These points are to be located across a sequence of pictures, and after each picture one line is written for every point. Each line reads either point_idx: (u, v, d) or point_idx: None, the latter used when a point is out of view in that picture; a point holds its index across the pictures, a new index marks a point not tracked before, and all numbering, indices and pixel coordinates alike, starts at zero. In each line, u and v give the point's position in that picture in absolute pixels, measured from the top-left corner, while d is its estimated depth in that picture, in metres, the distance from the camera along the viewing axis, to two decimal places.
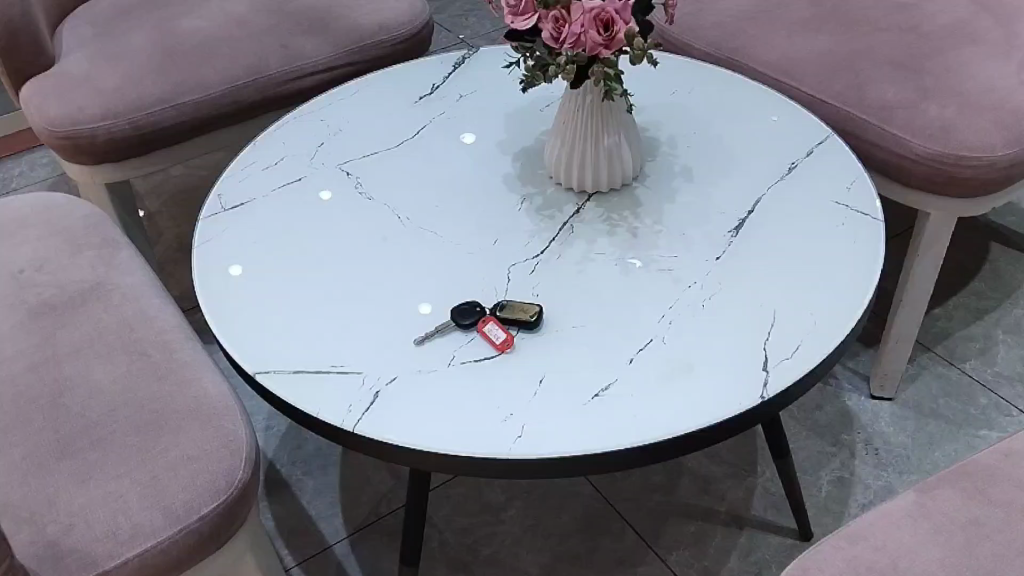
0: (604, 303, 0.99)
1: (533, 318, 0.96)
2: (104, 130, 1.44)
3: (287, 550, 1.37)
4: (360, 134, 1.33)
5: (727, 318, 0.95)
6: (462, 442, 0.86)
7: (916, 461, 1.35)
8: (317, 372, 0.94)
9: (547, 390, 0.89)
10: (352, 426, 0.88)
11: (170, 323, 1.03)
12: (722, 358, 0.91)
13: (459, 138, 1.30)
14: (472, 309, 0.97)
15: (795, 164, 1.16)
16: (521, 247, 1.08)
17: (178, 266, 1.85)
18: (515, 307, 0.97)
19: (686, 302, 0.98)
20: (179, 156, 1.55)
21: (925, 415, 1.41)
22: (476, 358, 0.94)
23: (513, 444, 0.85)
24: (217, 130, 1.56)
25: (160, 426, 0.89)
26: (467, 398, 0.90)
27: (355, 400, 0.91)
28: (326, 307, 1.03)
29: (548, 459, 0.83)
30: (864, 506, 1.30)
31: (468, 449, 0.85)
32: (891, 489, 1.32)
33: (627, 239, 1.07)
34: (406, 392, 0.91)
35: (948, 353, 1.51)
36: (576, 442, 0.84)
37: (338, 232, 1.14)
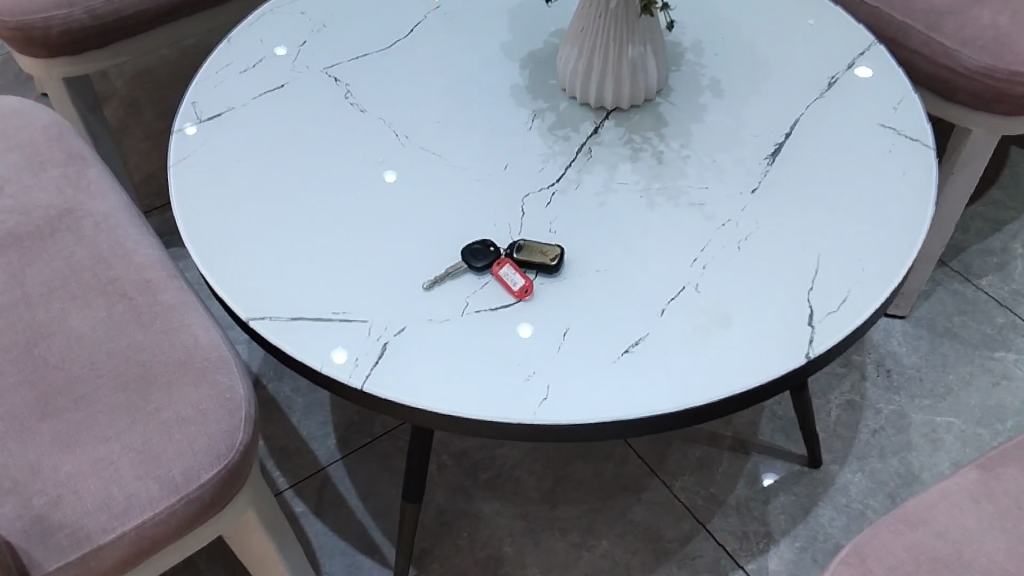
0: (630, 242, 0.91)
1: (555, 261, 0.88)
2: (59, 20, 1.29)
3: (277, 471, 1.32)
4: (350, 30, 1.20)
5: (766, 262, 0.88)
6: (480, 405, 0.79)
7: (929, 384, 1.32)
8: (318, 319, 0.87)
9: (572, 345, 0.83)
10: (360, 383, 0.81)
11: (152, 259, 0.93)
12: (761, 309, 0.84)
13: (460, 37, 1.18)
14: (488, 251, 0.89)
15: (836, 79, 1.06)
16: (535, 176, 0.99)
17: (146, 160, 1.73)
18: (533, 248, 0.89)
19: (720, 241, 0.90)
20: (144, 46, 1.41)
21: (940, 334, 1.38)
22: (492, 304, 0.87)
23: (538, 407, 0.78)
24: (184, 16, 1.41)
25: (149, 382, 0.80)
26: (486, 353, 0.83)
27: (361, 353, 0.83)
28: (324, 244, 0.94)
29: (577, 426, 0.77)
30: (874, 432, 1.28)
31: (488, 411, 0.78)
32: (904, 414, 1.29)
33: (652, 167, 0.98)
34: (419, 346, 0.84)
35: (965, 269, 1.45)
36: (608, 405, 0.78)
37: (330, 153, 1.03)
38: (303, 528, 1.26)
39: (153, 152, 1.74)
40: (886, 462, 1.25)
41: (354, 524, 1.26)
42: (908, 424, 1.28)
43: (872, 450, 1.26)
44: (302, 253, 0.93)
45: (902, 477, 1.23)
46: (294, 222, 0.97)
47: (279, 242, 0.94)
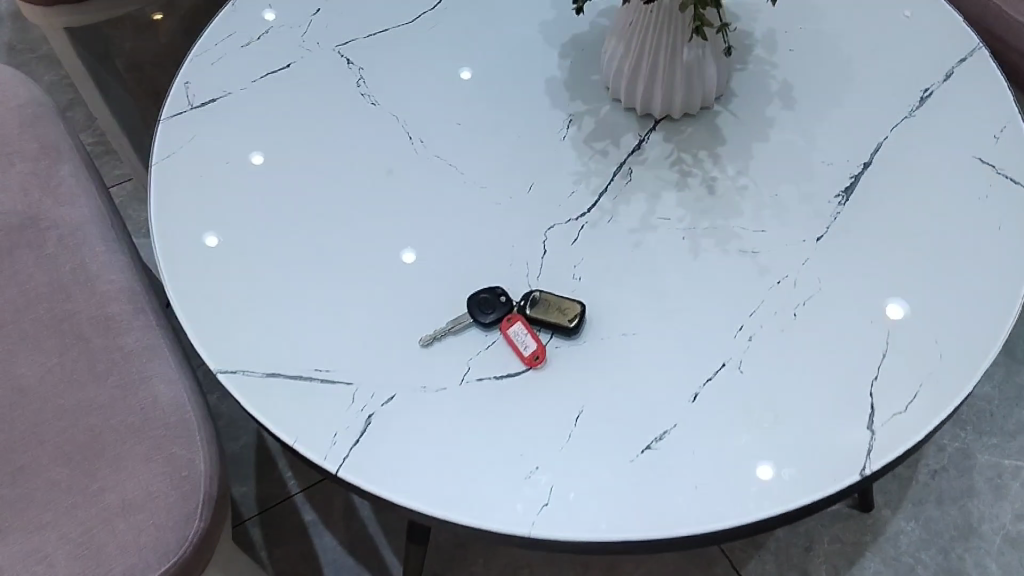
0: (669, 300, 0.77)
1: (573, 323, 0.75)
2: None
3: (290, 472, 1.24)
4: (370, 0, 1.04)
5: (821, 341, 0.74)
6: (473, 507, 0.67)
7: (1000, 420, 1.19)
8: (295, 378, 0.75)
9: (587, 434, 0.71)
10: (335, 468, 0.70)
11: (118, 286, 0.81)
12: (815, 401, 0.71)
13: (491, 14, 1.02)
14: (495, 306, 0.76)
15: (930, 91, 0.88)
16: (561, 203, 0.84)
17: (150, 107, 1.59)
18: (550, 304, 0.76)
19: (768, 308, 0.76)
20: None
21: (1016, 360, 1.24)
22: (498, 372, 0.74)
23: (537, 517, 0.67)
24: None
25: (97, 454, 0.71)
26: (484, 436, 0.71)
27: (340, 428, 0.72)
28: (313, 280, 0.81)
29: (585, 543, 0.66)
30: (933, 474, 1.15)
31: (481, 518, 0.67)
32: (969, 454, 1.16)
33: (700, 198, 0.83)
34: (409, 420, 0.72)
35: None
36: (625, 516, 0.67)
37: (332, 160, 0.89)
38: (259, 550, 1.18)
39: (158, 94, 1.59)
40: (943, 509, 1.13)
41: (365, 538, 1.18)
42: (971, 466, 1.16)
43: (929, 495, 1.14)
44: (286, 290, 0.80)
45: (959, 528, 1.11)
46: (282, 247, 0.83)
47: (264, 276, 0.81)
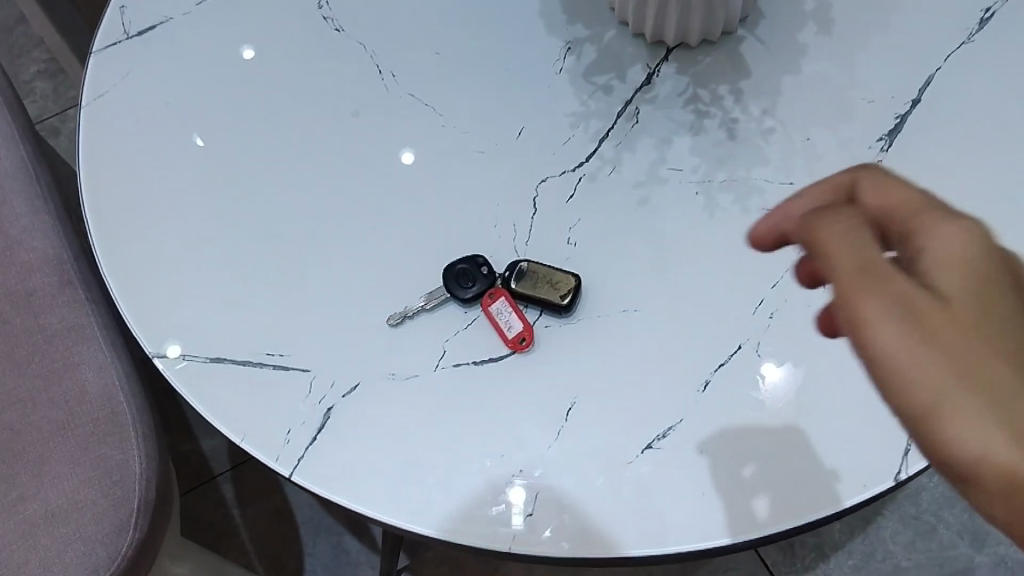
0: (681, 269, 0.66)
1: (566, 300, 0.64)
2: None
3: None
4: None
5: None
6: (446, 520, 0.59)
7: None
8: (243, 364, 0.64)
9: (579, 430, 0.61)
10: (289, 473, 0.61)
11: (41, 253, 0.69)
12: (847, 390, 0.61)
13: None
14: (477, 278, 0.65)
15: (991, 11, 0.75)
16: (555, 151, 0.71)
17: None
18: (539, 276, 0.65)
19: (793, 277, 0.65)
20: None
21: None
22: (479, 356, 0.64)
23: (516, 530, 0.58)
24: None
25: (17, 456, 0.63)
26: (461, 434, 0.61)
27: (294, 425, 0.62)
28: (267, 247, 0.69)
29: (574, 561, 0.57)
30: None
31: (455, 532, 0.58)
32: None
33: (717, 144, 0.71)
34: (373, 414, 0.62)
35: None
36: (620, 531, 0.57)
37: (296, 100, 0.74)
38: (231, 508, 1.02)
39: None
40: None
41: None
42: None
43: None
44: (237, 260, 0.68)
45: None
46: (234, 206, 0.70)
47: (213, 241, 0.69)
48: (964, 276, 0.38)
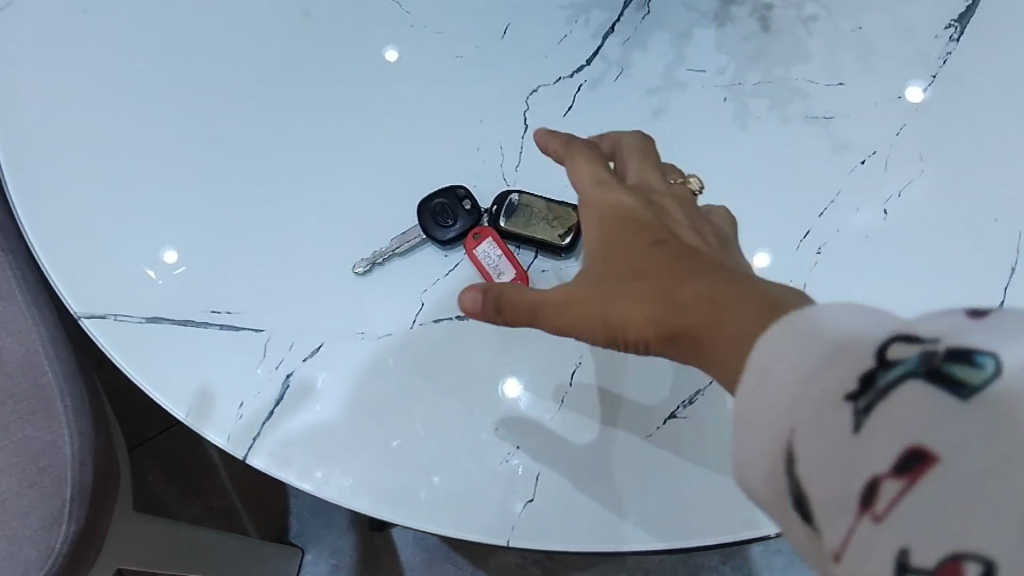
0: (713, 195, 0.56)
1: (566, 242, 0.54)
2: None
3: None
4: None
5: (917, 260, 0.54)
6: (436, 508, 0.50)
7: None
8: (182, 323, 0.54)
9: (585, 398, 0.52)
10: (243, 454, 0.52)
11: None
12: None
13: None
14: (456, 214, 0.55)
15: None
16: (548, 53, 0.59)
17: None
18: (534, 212, 0.55)
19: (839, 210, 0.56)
20: None
21: None
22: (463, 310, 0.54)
23: (520, 519, 0.49)
24: None
25: None
26: (444, 405, 0.52)
27: (248, 395, 0.52)
28: (208, 180, 0.58)
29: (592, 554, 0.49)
30: None
31: (449, 525, 0.49)
32: None
33: (749, 37, 0.59)
34: (339, 381, 0.53)
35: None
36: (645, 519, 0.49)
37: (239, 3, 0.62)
38: (206, 445, 0.96)
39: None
40: None
41: None
42: None
43: None
44: (174, 195, 0.57)
45: None
46: (170, 130, 0.59)
47: (146, 174, 0.58)
48: (596, 226, 0.45)
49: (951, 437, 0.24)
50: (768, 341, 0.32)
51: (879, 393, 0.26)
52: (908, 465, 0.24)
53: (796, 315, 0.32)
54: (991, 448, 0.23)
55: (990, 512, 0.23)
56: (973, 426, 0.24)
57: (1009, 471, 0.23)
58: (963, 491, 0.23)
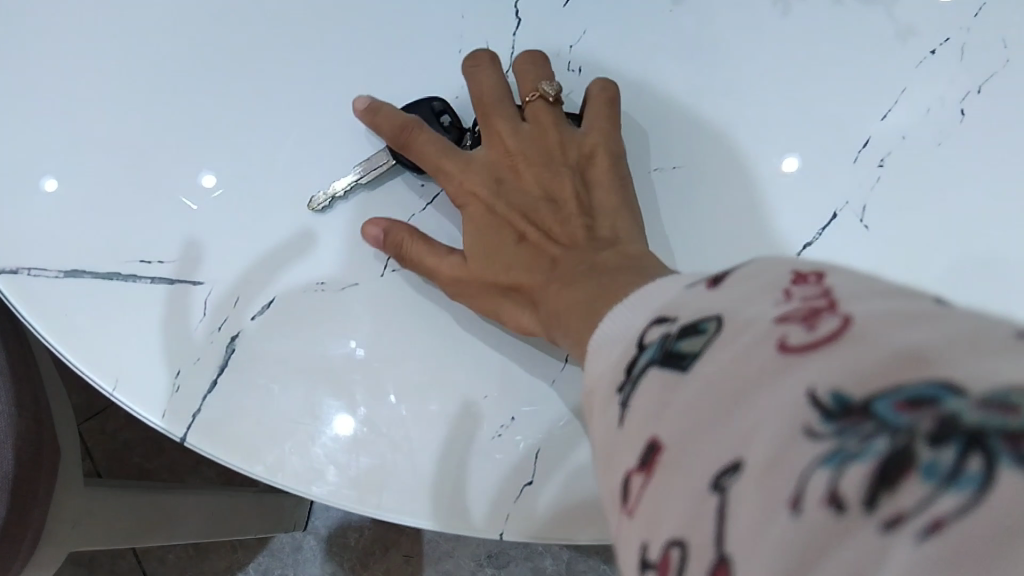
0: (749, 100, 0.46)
1: None
2: None
3: None
4: None
5: (998, 177, 0.45)
6: (423, 495, 0.42)
7: None
8: (93, 276, 0.43)
9: None
10: (182, 435, 0.42)
11: None
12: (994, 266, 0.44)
13: None
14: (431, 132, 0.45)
15: None
16: None
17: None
18: None
19: (903, 114, 0.45)
20: None
21: None
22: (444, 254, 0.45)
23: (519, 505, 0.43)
24: None
25: None
26: (427, 369, 0.44)
27: (184, 362, 0.43)
28: (120, 91, 0.45)
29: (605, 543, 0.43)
30: None
31: (440, 514, 0.42)
32: None
33: None
34: (296, 340, 0.43)
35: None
36: None
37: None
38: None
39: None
40: None
41: None
42: None
43: None
44: (73, 116, 0.45)
45: None
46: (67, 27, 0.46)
47: (38, 84, 0.45)
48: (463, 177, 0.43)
49: (678, 426, 0.21)
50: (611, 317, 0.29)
51: (636, 379, 0.24)
52: (647, 459, 0.22)
53: (641, 290, 0.29)
54: (682, 422, 0.21)
55: (692, 503, 0.19)
56: (695, 405, 0.21)
57: (707, 458, 0.20)
58: (671, 486, 0.20)
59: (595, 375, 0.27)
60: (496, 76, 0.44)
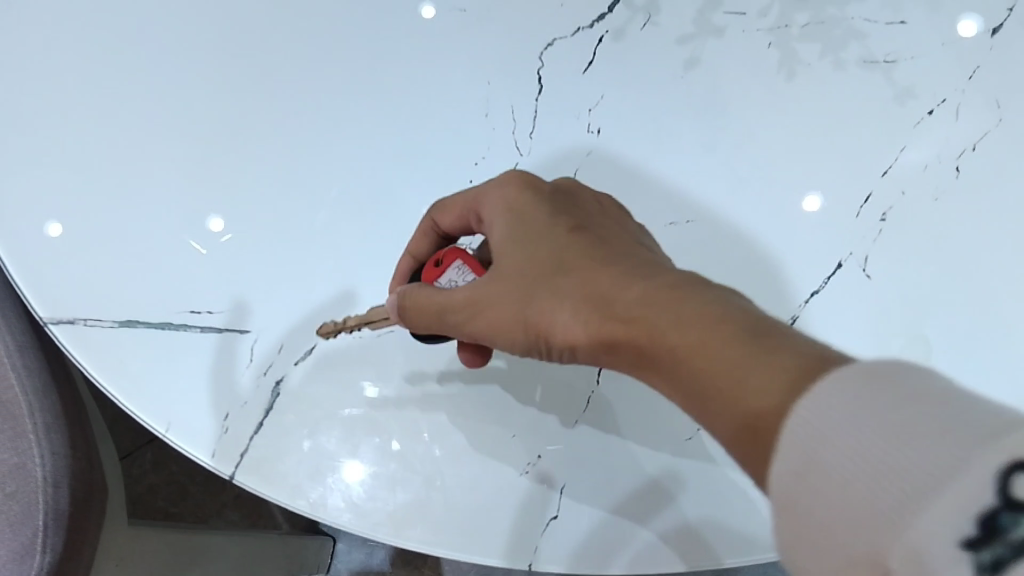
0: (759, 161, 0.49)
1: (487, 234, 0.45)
2: None
3: None
4: None
5: (990, 231, 0.48)
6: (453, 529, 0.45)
7: None
8: (153, 326, 0.47)
9: (612, 399, 0.47)
10: (230, 474, 0.45)
11: None
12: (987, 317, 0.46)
13: None
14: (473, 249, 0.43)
15: None
16: (563, 2, 0.52)
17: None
18: None
19: (903, 172, 0.49)
20: None
21: None
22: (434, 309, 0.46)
23: (545, 539, 0.45)
24: None
25: None
26: (458, 412, 0.47)
27: (232, 405, 0.46)
28: (177, 155, 0.50)
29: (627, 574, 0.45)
30: None
31: (470, 547, 0.45)
32: None
33: None
34: (337, 387, 0.47)
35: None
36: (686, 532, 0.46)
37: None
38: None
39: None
40: None
41: None
42: None
43: None
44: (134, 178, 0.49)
45: None
46: (134, 98, 0.50)
47: (105, 148, 0.49)
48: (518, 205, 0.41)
49: None
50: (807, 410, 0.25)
51: (1004, 547, 0.19)
52: None
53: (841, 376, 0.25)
54: None
55: None
56: None
57: None
58: None
59: (872, 528, 0.23)
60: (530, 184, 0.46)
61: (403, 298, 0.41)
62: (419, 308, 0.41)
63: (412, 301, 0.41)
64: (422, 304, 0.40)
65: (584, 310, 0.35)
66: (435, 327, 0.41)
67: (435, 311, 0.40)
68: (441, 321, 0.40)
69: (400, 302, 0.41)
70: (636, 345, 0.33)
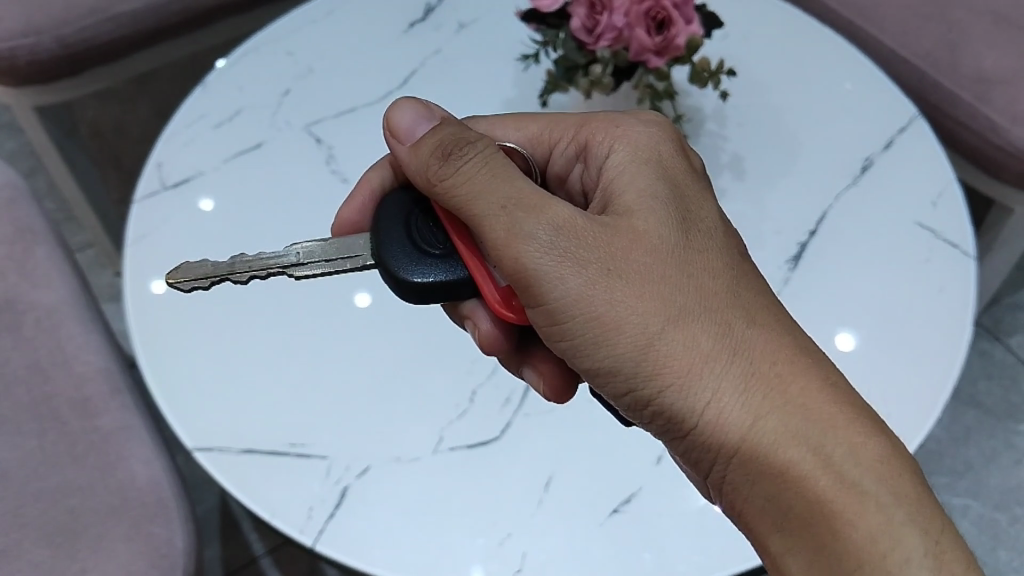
0: None
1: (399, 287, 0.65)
2: (28, 50, 0.98)
3: (253, 532, 1.09)
4: (339, 70, 0.99)
5: None
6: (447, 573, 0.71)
7: (1002, 436, 1.18)
8: (271, 452, 0.76)
9: (555, 502, 0.74)
10: (312, 541, 0.73)
11: (94, 367, 0.81)
12: None
13: (439, 91, 0.97)
14: (437, 233, 0.65)
15: (871, 161, 0.96)
16: None
17: (101, 152, 1.38)
18: (507, 382, 0.80)
19: None
20: (102, 82, 1.08)
21: (1000, 377, 1.23)
22: (307, 254, 0.66)
23: None
24: (155, 46, 1.09)
25: (77, 534, 0.73)
26: (453, 506, 0.74)
27: (316, 501, 0.74)
28: (286, 357, 0.81)
29: None
30: (960, 495, 1.14)
31: None
32: (980, 478, 1.15)
33: None
34: (378, 492, 0.75)
35: (993, 324, 1.27)
36: None
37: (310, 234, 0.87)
38: None
39: (108, 164, 1.36)
40: (963, 521, 1.12)
41: None
42: (986, 486, 1.14)
43: (958, 512, 1.12)
44: (260, 372, 0.80)
45: (991, 534, 1.11)
46: (264, 328, 0.83)
47: (244, 354, 0.81)
48: (647, 219, 0.58)
49: None
50: (851, 504, 0.53)
51: None
52: None
53: None
54: None
55: None
56: None
57: None
58: None
59: None
60: (633, 121, 0.64)
61: (494, 176, 0.57)
62: (538, 218, 0.56)
63: (528, 206, 0.56)
64: (544, 218, 0.56)
65: (733, 370, 0.56)
66: (536, 253, 0.55)
67: (560, 238, 0.56)
68: (553, 251, 0.55)
69: (485, 173, 0.57)
70: (786, 425, 0.55)
